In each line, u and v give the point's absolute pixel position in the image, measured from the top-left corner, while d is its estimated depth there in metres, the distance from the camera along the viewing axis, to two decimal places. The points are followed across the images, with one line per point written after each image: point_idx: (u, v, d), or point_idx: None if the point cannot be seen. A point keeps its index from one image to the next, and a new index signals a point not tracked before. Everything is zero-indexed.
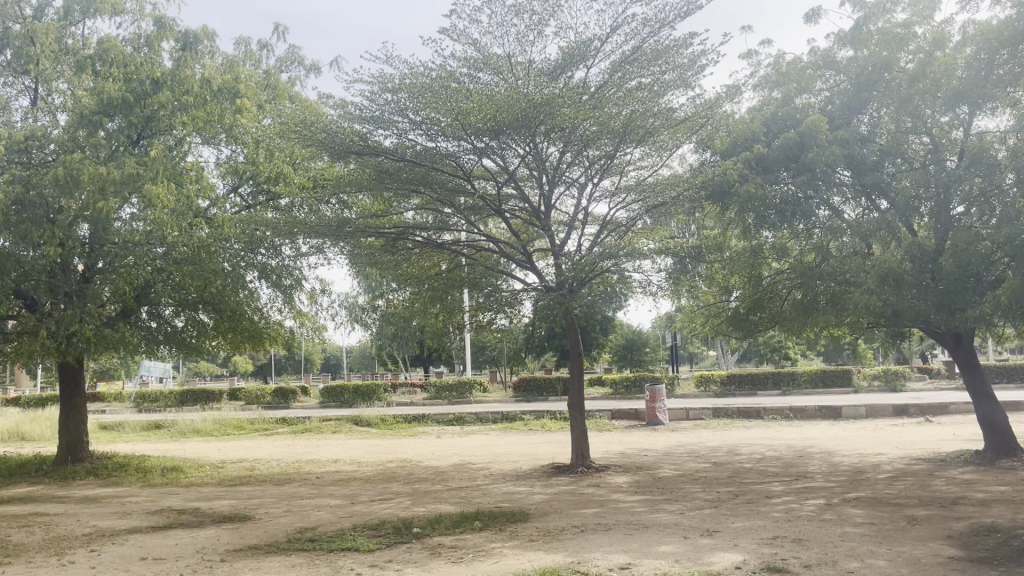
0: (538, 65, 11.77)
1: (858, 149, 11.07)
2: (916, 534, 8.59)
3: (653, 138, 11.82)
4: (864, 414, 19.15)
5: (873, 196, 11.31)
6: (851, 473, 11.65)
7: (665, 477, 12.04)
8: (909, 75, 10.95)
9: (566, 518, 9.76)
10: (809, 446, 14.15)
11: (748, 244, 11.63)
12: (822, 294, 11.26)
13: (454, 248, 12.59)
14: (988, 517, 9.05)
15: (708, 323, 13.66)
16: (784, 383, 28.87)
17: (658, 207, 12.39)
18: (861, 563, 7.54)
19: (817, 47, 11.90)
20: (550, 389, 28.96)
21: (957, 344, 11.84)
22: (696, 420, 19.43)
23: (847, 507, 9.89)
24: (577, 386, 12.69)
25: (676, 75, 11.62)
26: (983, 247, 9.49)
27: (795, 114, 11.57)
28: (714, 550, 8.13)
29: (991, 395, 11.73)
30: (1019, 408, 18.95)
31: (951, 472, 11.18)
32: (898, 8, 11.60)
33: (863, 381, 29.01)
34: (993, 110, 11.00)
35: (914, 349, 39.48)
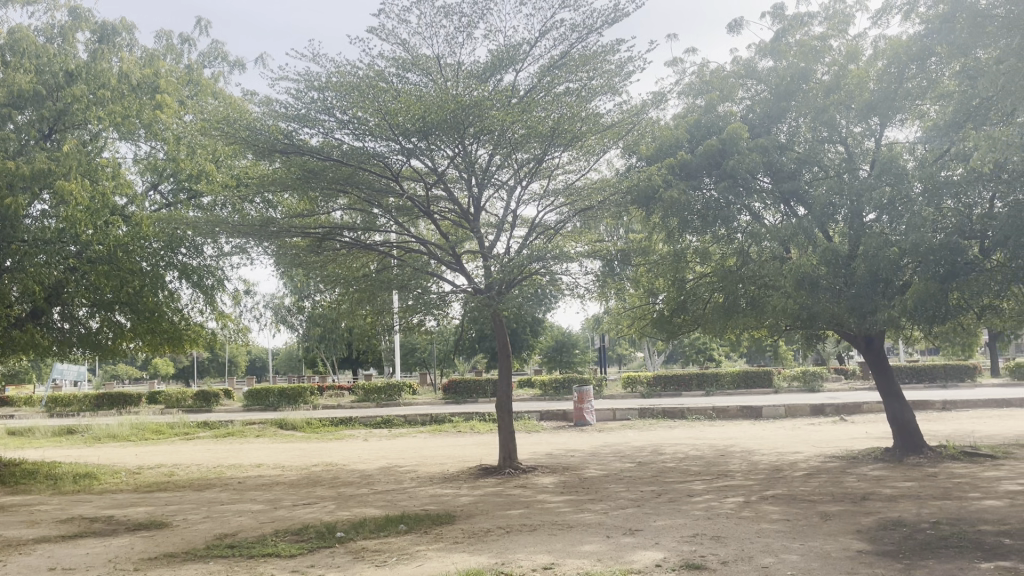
0: (467, 67, 11.81)
1: (777, 157, 11.38)
2: (828, 529, 8.90)
3: (580, 142, 11.94)
4: (783, 414, 19.73)
5: (791, 203, 11.65)
6: (768, 471, 12.00)
7: (591, 477, 12.18)
8: (824, 86, 11.36)
9: (492, 520, 9.79)
10: (730, 444, 14.53)
11: (672, 248, 11.90)
12: (743, 297, 11.60)
13: (383, 249, 12.47)
14: (895, 512, 9.44)
15: (634, 325, 13.87)
16: (708, 384, 29.56)
17: (586, 211, 12.52)
18: (776, 559, 7.78)
19: (739, 57, 12.23)
20: (480, 390, 28.99)
21: (869, 346, 12.31)
22: (622, 420, 19.71)
23: (764, 504, 10.19)
24: (504, 387, 12.73)
25: (604, 81, 11.92)
26: (891, 253, 9.91)
27: (717, 122, 11.88)
28: (636, 549, 8.26)
29: (899, 395, 12.24)
30: (926, 407, 19.80)
31: (863, 470, 11.62)
32: (816, 22, 12.04)
33: (784, 381, 29.93)
34: (903, 122, 11.50)
35: (830, 350, 40.98)
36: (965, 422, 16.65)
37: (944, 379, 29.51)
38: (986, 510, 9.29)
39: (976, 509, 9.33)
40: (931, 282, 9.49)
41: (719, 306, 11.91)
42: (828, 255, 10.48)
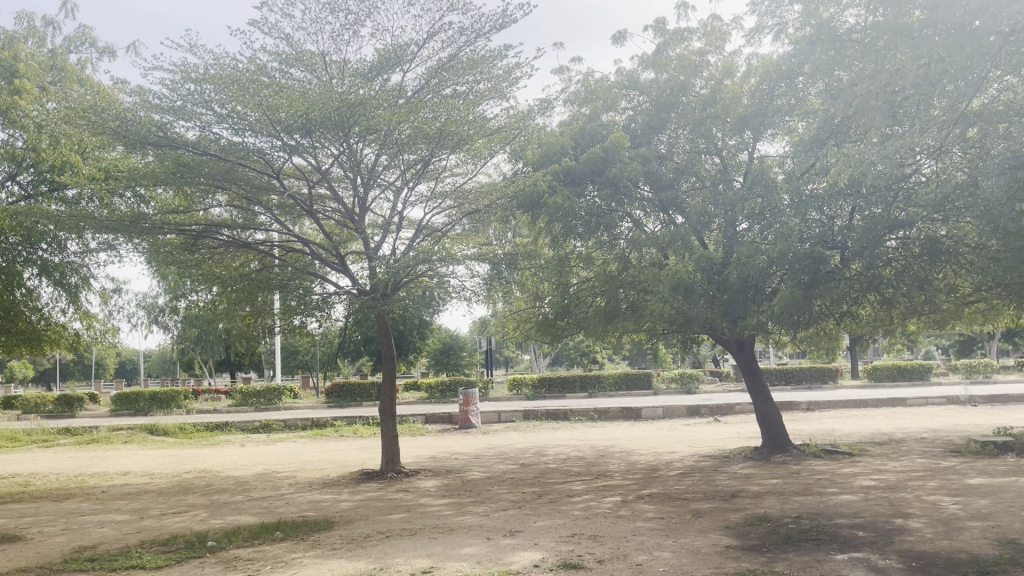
0: (353, 65, 11.65)
1: (656, 167, 11.81)
2: (699, 526, 9.25)
3: (467, 146, 11.92)
4: (661, 415, 20.38)
5: (670, 212, 12.06)
6: (645, 471, 12.35)
7: (473, 480, 12.21)
8: (702, 99, 11.87)
9: (371, 525, 9.66)
10: (610, 445, 14.88)
11: (557, 253, 12.11)
12: (623, 301, 11.96)
13: (264, 247, 12.15)
14: (760, 508, 9.91)
15: (519, 327, 13.99)
16: (591, 386, 30.20)
17: (473, 214, 12.54)
18: (649, 556, 8.01)
19: (622, 67, 12.56)
20: (364, 394, 28.59)
21: (740, 350, 12.87)
22: (507, 423, 19.87)
23: (640, 503, 10.48)
24: (388, 391, 12.60)
25: (492, 85, 12.06)
26: (760, 261, 10.43)
27: (601, 131, 12.16)
28: (515, 550, 8.34)
29: (767, 397, 12.86)
30: (792, 407, 20.88)
31: (733, 468, 12.13)
32: (695, 37, 12.51)
33: (662, 384, 30.92)
34: (773, 136, 12.10)
35: (705, 352, 42.72)
36: (825, 421, 17.65)
37: (810, 381, 31.24)
38: (842, 504, 9.89)
39: (834, 504, 9.91)
40: (796, 289, 10.06)
41: (601, 311, 12.21)
42: (703, 262, 10.93)
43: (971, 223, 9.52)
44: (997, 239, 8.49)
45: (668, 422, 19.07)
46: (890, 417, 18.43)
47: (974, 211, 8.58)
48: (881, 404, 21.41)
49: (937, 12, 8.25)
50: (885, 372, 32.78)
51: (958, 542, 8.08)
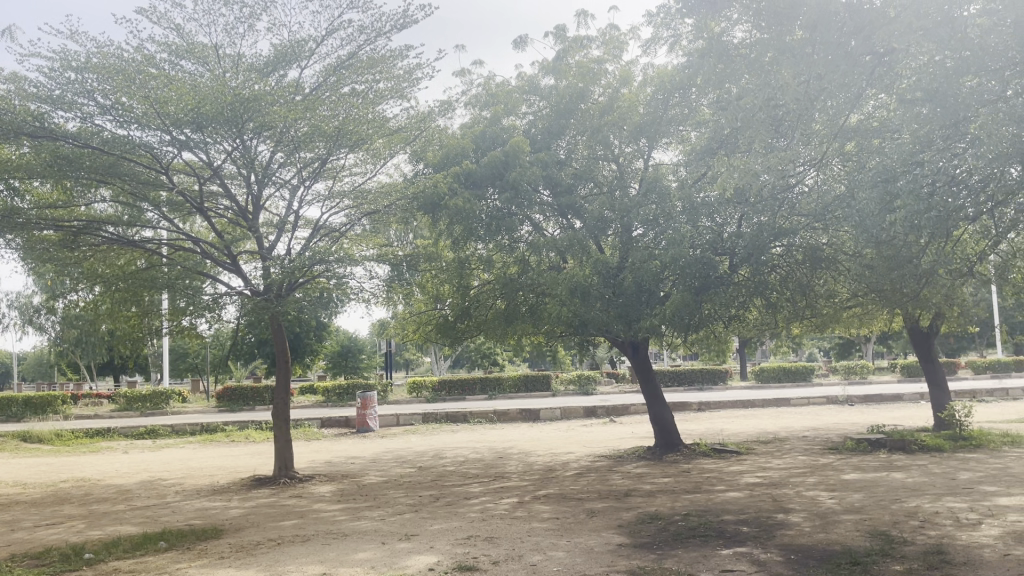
0: (248, 60, 11.35)
1: (555, 172, 11.92)
2: (592, 525, 9.42)
3: (365, 145, 11.75)
4: (559, 416, 20.65)
5: (569, 216, 12.24)
6: (542, 471, 12.49)
7: (370, 485, 12.05)
8: (600, 106, 12.12)
9: (262, 532, 9.41)
10: (509, 447, 14.98)
11: (457, 256, 12.08)
12: (522, 303, 12.07)
13: (151, 246, 11.66)
14: (652, 506, 10.19)
15: (419, 330, 13.89)
16: (491, 388, 30.30)
17: (373, 214, 12.32)
18: (543, 556, 8.10)
19: (522, 72, 12.68)
20: (257, 397, 27.86)
21: (635, 352, 13.21)
22: (405, 426, 19.69)
23: (536, 503, 10.60)
24: (282, 394, 12.30)
25: (392, 85, 11.98)
26: (653, 266, 10.78)
27: (501, 135, 12.22)
28: (410, 553, 8.28)
29: (660, 398, 13.24)
30: (684, 407, 21.54)
31: (627, 467, 12.42)
32: (594, 46, 12.77)
33: (561, 386, 31.37)
34: (667, 145, 12.49)
35: (603, 354, 43.60)
36: (715, 421, 18.27)
37: (701, 382, 32.32)
38: (728, 501, 10.27)
39: (721, 501, 10.28)
40: (687, 294, 10.45)
41: (501, 313, 12.27)
42: (600, 265, 11.19)
43: (848, 233, 9.99)
44: (871, 248, 8.95)
45: (565, 423, 19.35)
46: (774, 417, 19.22)
47: (850, 222, 9.01)
48: (767, 405, 22.32)
49: (817, 32, 8.79)
50: (772, 374, 34.27)
51: (833, 535, 8.52)
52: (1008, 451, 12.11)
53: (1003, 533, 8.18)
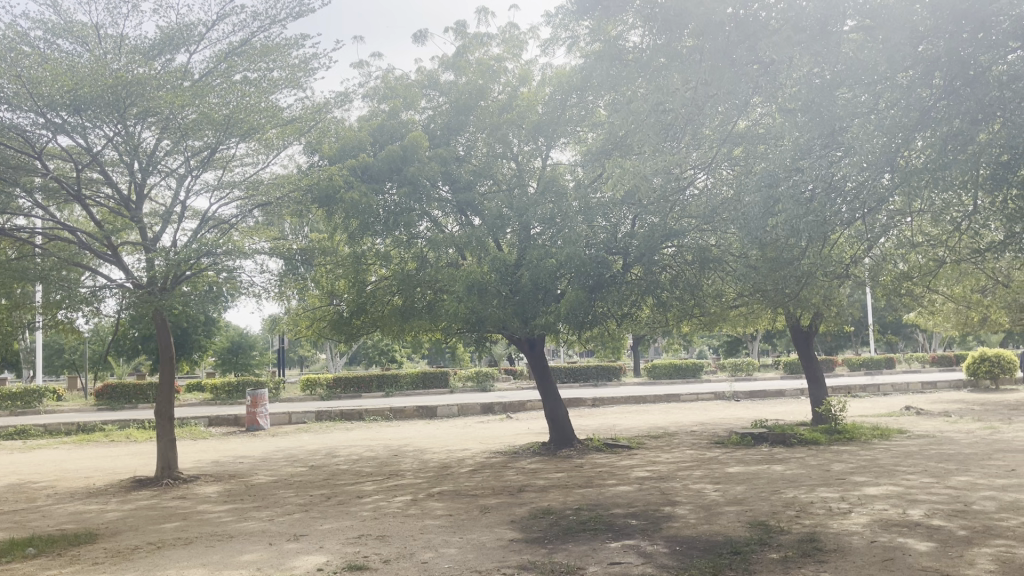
0: (131, 42, 10.83)
1: (454, 168, 11.92)
2: (485, 521, 9.45)
3: (258, 134, 11.43)
4: (455, 413, 20.63)
5: (467, 213, 12.22)
6: (437, 468, 12.45)
7: (259, 484, 11.72)
8: (499, 104, 12.29)
9: (141, 535, 9.01)
10: (404, 445, 14.86)
11: (353, 250, 11.87)
12: (419, 299, 11.98)
13: (23, 235, 10.97)
14: (545, 501, 10.31)
15: (313, 325, 13.58)
16: (387, 385, 30.04)
17: (264, 207, 11.98)
18: (434, 553, 8.07)
19: (422, 67, 12.61)
20: (140, 395, 26.72)
21: (531, 349, 13.33)
22: (298, 424, 19.26)
23: (429, 501, 10.55)
24: (165, 393, 11.81)
25: (287, 74, 11.71)
26: (549, 264, 10.92)
27: (399, 129, 12.01)
28: (298, 554, 8.09)
29: (555, 395, 13.40)
30: (579, 404, 21.90)
31: (522, 463, 12.52)
32: (493, 43, 12.82)
33: (459, 383, 31.43)
34: (565, 145, 12.70)
35: (501, 351, 43.89)
36: (608, 417, 18.65)
37: (596, 378, 33.01)
38: (618, 495, 10.50)
39: (611, 495, 10.51)
40: (581, 292, 10.73)
41: (397, 309, 12.14)
42: (496, 263, 11.25)
43: (734, 234, 10.34)
44: (755, 250, 9.34)
45: (462, 420, 19.37)
46: (665, 412, 19.76)
47: (737, 224, 9.34)
48: (658, 400, 22.97)
49: (705, 38, 8.91)
50: (664, 371, 35.36)
51: (716, 526, 8.83)
52: (877, 443, 12.87)
53: (871, 520, 8.68)
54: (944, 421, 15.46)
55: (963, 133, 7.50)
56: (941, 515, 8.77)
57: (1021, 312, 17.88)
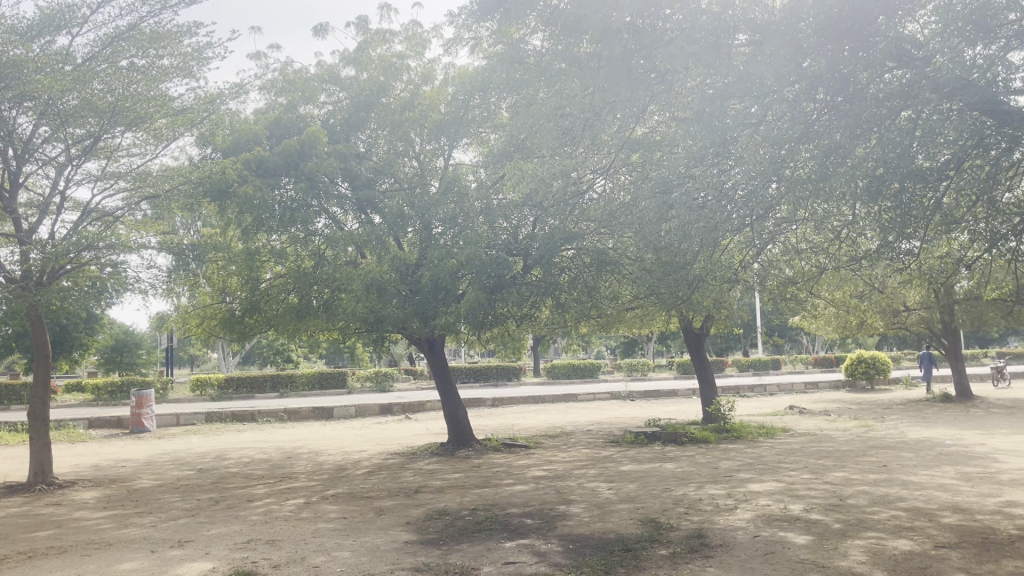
0: (7, 21, 10.18)
1: (354, 165, 11.75)
2: (380, 523, 9.33)
3: (145, 124, 10.96)
4: (352, 414, 20.32)
5: (367, 212, 12.03)
6: (332, 471, 12.22)
7: (142, 489, 11.22)
8: (401, 102, 12.16)
9: (10, 545, 8.48)
10: (299, 447, 14.53)
11: (247, 246, 11.52)
12: (316, 298, 11.73)
13: None
14: (441, 502, 10.27)
15: (202, 324, 13.08)
16: (282, 386, 29.35)
17: (152, 199, 11.36)
18: (326, 557, 7.92)
19: (322, 61, 12.35)
20: (14, 395, 25.17)
21: (431, 349, 13.27)
22: (186, 426, 18.57)
23: (323, 504, 10.35)
24: (40, 394, 11.16)
25: (179, 62, 11.32)
26: (450, 264, 10.91)
27: (297, 123, 11.75)
28: (182, 562, 7.78)
29: (454, 395, 13.39)
30: (479, 403, 21.96)
31: (419, 464, 12.44)
32: (396, 40, 12.69)
33: (357, 383, 31.02)
34: (466, 146, 12.74)
35: (401, 350, 43.60)
36: (507, 417, 18.76)
37: (496, 378, 33.22)
38: (514, 494, 10.58)
39: (507, 494, 10.57)
40: (481, 292, 10.78)
41: (293, 308, 11.83)
42: (396, 263, 11.13)
43: (631, 238, 10.58)
44: (651, 255, 9.57)
45: (359, 421, 19.10)
46: (563, 412, 20.04)
47: (633, 229, 9.57)
48: (557, 400, 23.27)
49: (603, 45, 9.04)
50: (562, 371, 35.91)
51: (608, 523, 9.00)
52: (761, 441, 13.42)
53: (754, 516, 9.03)
54: (823, 419, 16.26)
55: (842, 147, 7.96)
56: (819, 509, 9.22)
57: (893, 316, 19.01)
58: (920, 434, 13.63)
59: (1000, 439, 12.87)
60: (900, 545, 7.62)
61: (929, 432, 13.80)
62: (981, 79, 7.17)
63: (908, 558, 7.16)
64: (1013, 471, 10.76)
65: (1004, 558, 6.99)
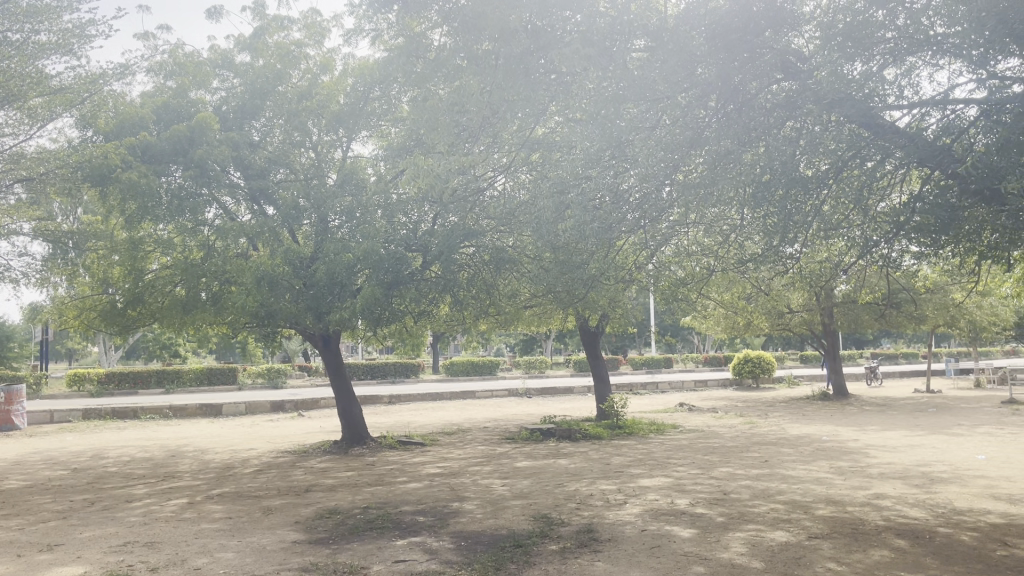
0: None
1: (247, 153, 11.37)
2: (267, 523, 9.08)
3: (17, 103, 10.50)
4: (242, 411, 19.72)
5: (260, 203, 11.74)
6: (218, 470, 11.82)
7: (9, 491, 10.56)
8: (298, 90, 11.85)
9: None
10: (184, 445, 13.99)
11: (129, 235, 10.97)
12: (204, 291, 11.22)
13: None
14: (332, 501, 10.08)
15: (80, 316, 12.24)
16: (168, 381, 28.28)
17: (25, 181, 11.10)
18: (209, 559, 7.64)
19: (215, 45, 11.96)
20: None
21: (326, 345, 13.01)
22: (60, 423, 17.60)
23: (208, 503, 10.00)
24: None
25: (58, 39, 10.80)
26: (347, 258, 10.62)
27: (187, 108, 11.18)
28: (50, 566, 7.36)
29: (350, 392, 13.18)
30: (375, 401, 21.71)
31: (311, 462, 12.19)
32: (294, 28, 12.38)
33: (248, 381, 30.26)
34: (365, 139, 12.65)
35: (296, 347, 42.69)
36: (403, 414, 18.61)
37: (393, 375, 32.93)
38: (408, 492, 10.50)
39: (400, 492, 10.47)
40: (377, 288, 10.59)
41: (178, 300, 11.30)
42: (289, 255, 10.78)
43: (530, 238, 10.70)
44: (550, 253, 9.63)
45: (250, 418, 18.56)
46: (460, 409, 20.04)
47: (531, 226, 9.64)
48: (454, 397, 23.26)
49: (501, 44, 9.08)
50: (461, 369, 35.95)
51: (500, 520, 9.04)
52: (652, 437, 13.77)
53: (643, 510, 9.26)
54: (711, 417, 16.83)
55: (732, 153, 8.18)
56: (704, 503, 9.53)
57: (778, 318, 19.84)
58: (800, 430, 14.30)
59: (871, 435, 13.64)
60: (777, 536, 7.96)
61: (808, 428, 14.50)
62: (858, 94, 7.54)
63: (785, 549, 7.48)
64: (882, 465, 11.43)
65: (871, 547, 7.39)
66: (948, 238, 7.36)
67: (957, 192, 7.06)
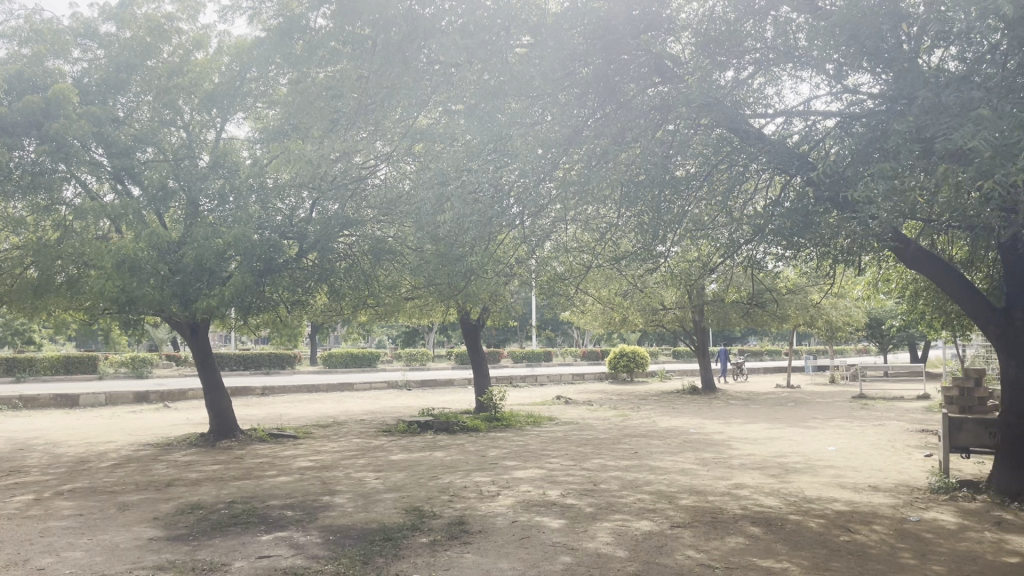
0: None
1: (110, 130, 10.69)
2: (122, 520, 8.63)
3: None
4: (102, 402, 18.71)
5: (124, 182, 11.21)
6: (71, 464, 11.15)
7: None
8: (168, 68, 11.37)
9: None
10: (32, 438, 13.11)
11: None
12: (58, 274, 10.57)
13: None
14: (195, 496, 9.69)
15: None
16: (19, 370, 26.50)
17: None
18: (54, 559, 7.17)
19: (76, 13, 11.19)
20: None
21: (193, 334, 12.49)
22: None
23: (57, 500, 9.40)
24: None
25: None
26: (217, 243, 10.18)
27: (43, 78, 10.43)
28: None
29: (218, 384, 12.70)
30: (247, 392, 21.06)
31: (174, 456, 11.67)
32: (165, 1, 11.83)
33: (110, 370, 28.75)
34: (239, 121, 12.25)
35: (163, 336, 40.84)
36: (276, 406, 18.10)
37: (269, 366, 32.03)
38: (276, 486, 10.21)
39: (268, 486, 10.18)
40: (248, 275, 10.21)
41: (29, 283, 10.62)
42: (153, 238, 10.23)
43: (410, 228, 10.64)
44: (429, 244, 9.52)
45: (109, 410, 17.62)
46: (336, 401, 19.71)
47: (412, 218, 9.52)
48: (331, 389, 22.85)
49: (381, 30, 8.91)
50: (339, 361, 35.34)
51: (371, 513, 8.92)
52: (528, 428, 13.95)
53: (515, 502, 9.35)
54: (586, 409, 17.20)
55: (608, 153, 8.37)
56: (574, 494, 9.72)
57: (653, 314, 20.47)
58: (669, 423, 14.81)
59: (735, 428, 14.28)
60: (641, 526, 8.21)
61: (677, 421, 15.04)
62: (727, 102, 7.85)
63: (647, 538, 7.72)
64: (743, 456, 11.98)
65: (727, 535, 7.72)
66: (803, 241, 7.80)
67: (814, 199, 7.44)
